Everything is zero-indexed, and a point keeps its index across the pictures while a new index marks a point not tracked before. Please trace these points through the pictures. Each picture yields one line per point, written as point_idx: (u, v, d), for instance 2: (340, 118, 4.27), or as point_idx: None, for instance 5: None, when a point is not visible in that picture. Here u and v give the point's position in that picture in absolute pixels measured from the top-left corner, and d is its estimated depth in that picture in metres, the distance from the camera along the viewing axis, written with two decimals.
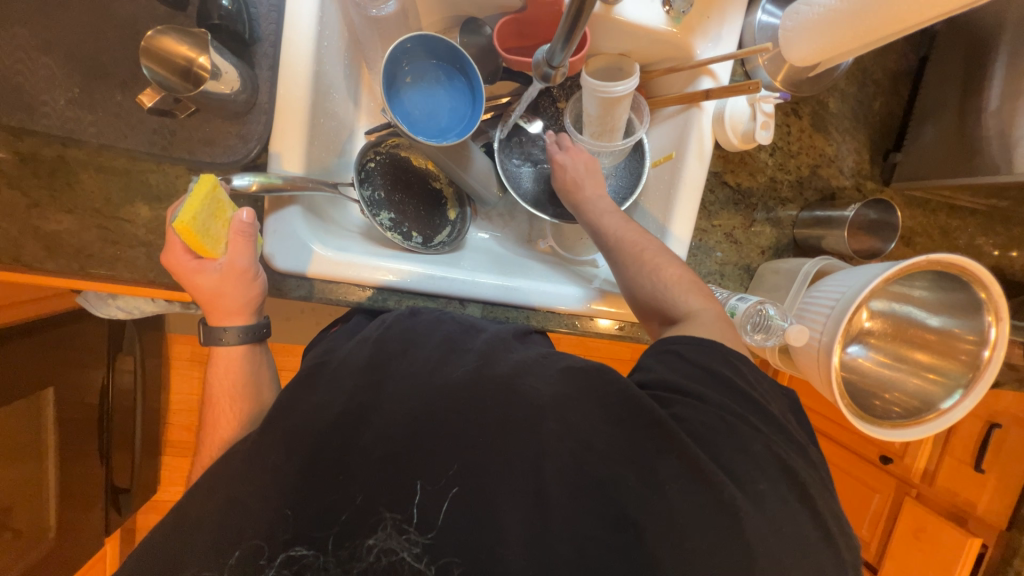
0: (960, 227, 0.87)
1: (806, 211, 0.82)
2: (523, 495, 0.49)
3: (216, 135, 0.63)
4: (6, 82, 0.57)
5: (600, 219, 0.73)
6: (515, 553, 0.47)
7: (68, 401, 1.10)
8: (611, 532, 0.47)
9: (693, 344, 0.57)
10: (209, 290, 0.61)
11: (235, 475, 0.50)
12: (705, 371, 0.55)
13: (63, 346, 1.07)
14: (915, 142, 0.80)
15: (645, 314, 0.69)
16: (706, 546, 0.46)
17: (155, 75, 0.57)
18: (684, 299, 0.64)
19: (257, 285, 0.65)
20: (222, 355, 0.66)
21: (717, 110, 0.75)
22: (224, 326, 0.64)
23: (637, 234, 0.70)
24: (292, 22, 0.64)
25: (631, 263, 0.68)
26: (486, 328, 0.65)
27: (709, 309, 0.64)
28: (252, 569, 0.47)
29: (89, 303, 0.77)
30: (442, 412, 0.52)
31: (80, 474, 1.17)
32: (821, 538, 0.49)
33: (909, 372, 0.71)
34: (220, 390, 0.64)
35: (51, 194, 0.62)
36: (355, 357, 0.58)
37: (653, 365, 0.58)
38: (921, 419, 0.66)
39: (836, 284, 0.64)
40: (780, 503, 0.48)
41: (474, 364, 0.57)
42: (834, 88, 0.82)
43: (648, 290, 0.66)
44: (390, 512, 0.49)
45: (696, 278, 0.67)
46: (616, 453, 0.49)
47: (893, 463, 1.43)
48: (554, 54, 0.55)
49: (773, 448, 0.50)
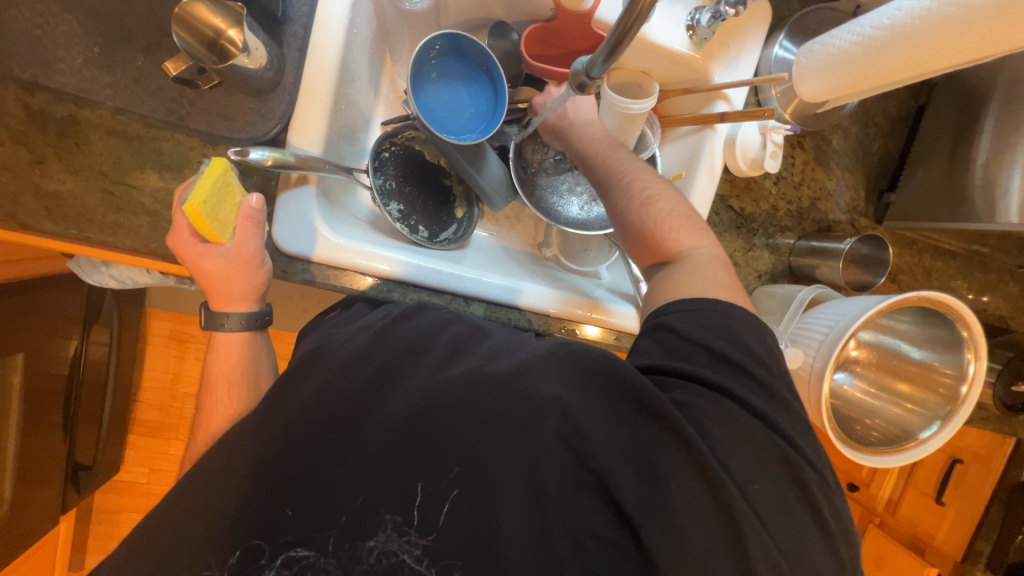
0: (941, 269, 0.91)
1: (803, 240, 0.85)
2: (521, 494, 0.50)
3: (236, 110, 0.62)
4: (23, 35, 0.56)
5: (593, 148, 0.73)
6: (512, 550, 0.48)
7: (36, 369, 1.06)
8: (613, 528, 0.49)
9: (684, 309, 0.57)
10: (214, 275, 0.61)
11: (236, 457, 0.51)
12: (698, 346, 0.54)
13: (35, 313, 1.03)
14: (908, 183, 0.84)
15: (638, 255, 0.69)
16: (705, 558, 0.47)
17: (185, 44, 0.56)
18: (677, 239, 0.64)
19: (263, 273, 0.64)
20: (221, 338, 0.65)
21: (729, 134, 0.78)
22: (226, 313, 0.64)
23: (632, 169, 0.70)
24: (326, 7, 0.63)
25: (622, 194, 0.68)
26: (491, 331, 0.63)
27: (701, 247, 0.63)
28: (252, 568, 0.48)
29: (80, 269, 0.74)
30: (444, 411, 0.52)
31: (42, 447, 1.12)
32: (819, 560, 0.49)
33: (891, 402, 0.74)
34: (218, 375, 0.64)
35: (56, 152, 0.59)
36: (354, 345, 0.58)
37: (647, 348, 0.57)
38: (900, 446, 0.69)
39: (829, 313, 0.67)
40: (786, 519, 0.48)
41: (476, 365, 0.56)
42: (839, 126, 0.85)
43: (640, 226, 0.66)
44: (389, 513, 0.49)
45: (691, 215, 0.66)
46: (625, 456, 0.50)
47: (859, 491, 1.49)
48: (594, 65, 0.54)
49: (792, 463, 0.50)
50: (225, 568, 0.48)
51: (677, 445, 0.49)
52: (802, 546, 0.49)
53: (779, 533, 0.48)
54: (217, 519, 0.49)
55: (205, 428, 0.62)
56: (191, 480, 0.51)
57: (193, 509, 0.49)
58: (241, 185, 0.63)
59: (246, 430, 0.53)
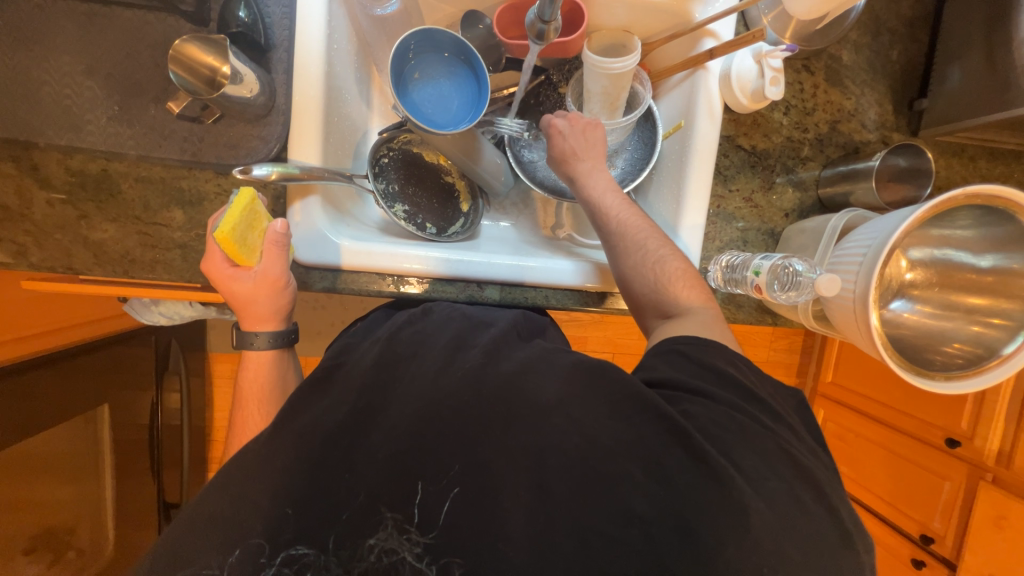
0: (1003, 174, 0.81)
1: (829, 168, 0.79)
2: (524, 487, 0.51)
3: (239, 139, 0.67)
4: (56, 105, 0.63)
5: (602, 198, 0.73)
6: (515, 546, 0.49)
7: (124, 421, 1.19)
8: (617, 524, 0.49)
9: (698, 344, 0.59)
10: (243, 297, 0.65)
11: (252, 467, 0.53)
12: (706, 368, 0.57)
13: (119, 367, 1.17)
14: (942, 86, 0.76)
15: (638, 306, 0.71)
16: (701, 515, 0.48)
17: (182, 81, 0.62)
18: (683, 296, 0.67)
19: (286, 295, 0.68)
20: (253, 357, 0.69)
21: (723, 69, 0.74)
22: (255, 331, 0.68)
23: (641, 223, 0.71)
24: (304, 27, 0.67)
25: (634, 250, 0.69)
26: (494, 323, 0.67)
27: (707, 309, 0.66)
28: (252, 567, 0.49)
29: (134, 310, 0.83)
30: (454, 407, 0.54)
31: (135, 491, 1.25)
32: (817, 525, 0.50)
33: (964, 320, 0.66)
34: (249, 391, 0.68)
35: (97, 205, 0.67)
36: (368, 356, 0.61)
37: (655, 364, 0.60)
38: (982, 368, 0.60)
39: (865, 233, 0.61)
40: (775, 475, 0.51)
41: (481, 362, 0.59)
42: (847, 40, 0.79)
43: (648, 283, 0.68)
44: (390, 512, 0.50)
45: (697, 275, 0.69)
46: (631, 457, 0.51)
47: (961, 446, 1.33)
48: (543, 8, 0.56)
49: (796, 457, 0.52)
50: (226, 568, 0.49)
51: (681, 446, 0.51)
52: (795, 503, 0.50)
53: (765, 485, 0.50)
54: (241, 519, 0.50)
55: (238, 445, 0.66)
56: (217, 485, 0.53)
57: (216, 513, 0.51)
58: (267, 212, 0.68)
59: (262, 441, 0.55)
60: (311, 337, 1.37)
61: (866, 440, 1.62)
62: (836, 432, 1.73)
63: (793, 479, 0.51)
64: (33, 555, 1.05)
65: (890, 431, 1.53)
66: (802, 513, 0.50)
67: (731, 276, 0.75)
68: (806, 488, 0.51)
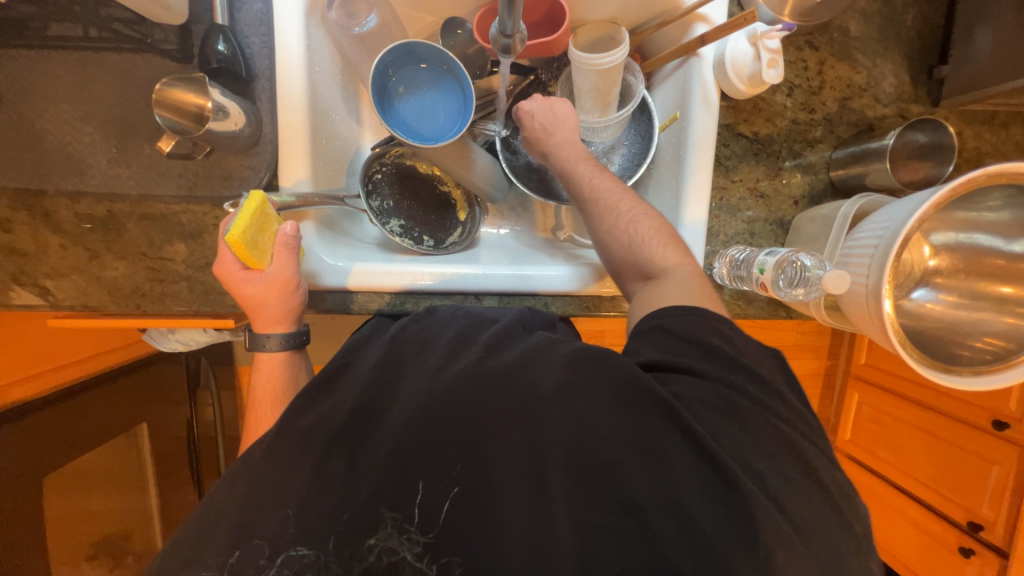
0: None
1: (840, 149, 0.74)
2: (522, 485, 0.50)
3: (232, 169, 0.69)
4: (59, 152, 0.66)
5: (574, 166, 0.72)
6: (515, 544, 0.47)
7: (161, 433, 1.26)
8: (614, 516, 0.47)
9: (680, 316, 0.57)
10: (254, 299, 0.65)
11: (253, 475, 0.52)
12: (694, 343, 0.54)
13: (153, 384, 1.23)
14: (966, 50, 0.69)
15: (619, 274, 0.69)
16: (707, 523, 0.46)
17: (168, 122, 0.63)
18: (661, 255, 0.64)
19: (298, 295, 0.68)
20: (265, 360, 0.69)
21: (717, 55, 0.71)
22: (267, 334, 0.68)
23: (614, 186, 0.69)
24: (282, 53, 0.68)
25: (607, 214, 0.67)
26: (497, 320, 0.67)
27: (686, 266, 0.63)
28: (253, 569, 0.48)
29: (153, 339, 0.87)
30: (450, 410, 0.53)
31: (177, 500, 1.32)
32: (836, 530, 0.47)
33: (995, 310, 0.61)
34: (262, 393, 0.67)
35: (106, 245, 0.70)
36: (372, 355, 0.62)
37: (641, 347, 0.58)
38: (1013, 361, 0.56)
39: (876, 222, 0.57)
40: (786, 479, 0.47)
41: (480, 355, 0.58)
42: (854, 9, 0.73)
43: (624, 246, 0.66)
44: (390, 511, 0.49)
45: (675, 234, 0.67)
46: (630, 442, 0.49)
47: (1011, 429, 1.24)
48: (505, 23, 0.53)
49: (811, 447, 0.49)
50: (226, 568, 0.48)
51: (677, 428, 0.49)
52: (812, 509, 0.47)
53: (784, 491, 0.47)
54: (246, 522, 0.49)
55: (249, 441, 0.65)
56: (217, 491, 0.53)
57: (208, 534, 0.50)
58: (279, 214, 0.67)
59: (266, 444, 0.54)
60: (331, 347, 1.41)
61: (905, 424, 1.54)
62: (873, 416, 1.65)
63: (810, 486, 0.48)
64: (94, 561, 1.16)
65: (932, 415, 1.45)
66: (820, 520, 0.47)
67: (736, 272, 0.72)
68: (825, 495, 0.48)
